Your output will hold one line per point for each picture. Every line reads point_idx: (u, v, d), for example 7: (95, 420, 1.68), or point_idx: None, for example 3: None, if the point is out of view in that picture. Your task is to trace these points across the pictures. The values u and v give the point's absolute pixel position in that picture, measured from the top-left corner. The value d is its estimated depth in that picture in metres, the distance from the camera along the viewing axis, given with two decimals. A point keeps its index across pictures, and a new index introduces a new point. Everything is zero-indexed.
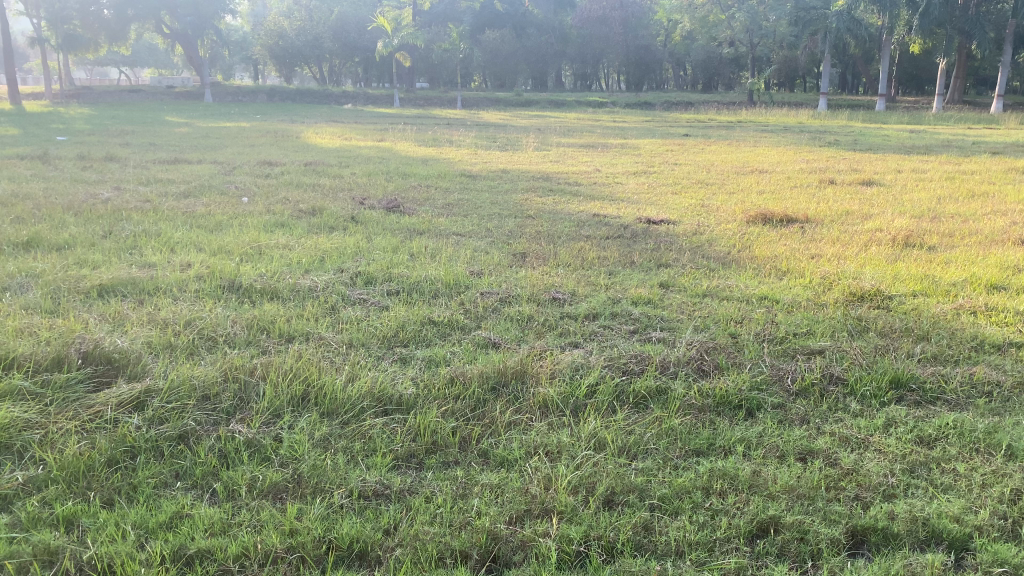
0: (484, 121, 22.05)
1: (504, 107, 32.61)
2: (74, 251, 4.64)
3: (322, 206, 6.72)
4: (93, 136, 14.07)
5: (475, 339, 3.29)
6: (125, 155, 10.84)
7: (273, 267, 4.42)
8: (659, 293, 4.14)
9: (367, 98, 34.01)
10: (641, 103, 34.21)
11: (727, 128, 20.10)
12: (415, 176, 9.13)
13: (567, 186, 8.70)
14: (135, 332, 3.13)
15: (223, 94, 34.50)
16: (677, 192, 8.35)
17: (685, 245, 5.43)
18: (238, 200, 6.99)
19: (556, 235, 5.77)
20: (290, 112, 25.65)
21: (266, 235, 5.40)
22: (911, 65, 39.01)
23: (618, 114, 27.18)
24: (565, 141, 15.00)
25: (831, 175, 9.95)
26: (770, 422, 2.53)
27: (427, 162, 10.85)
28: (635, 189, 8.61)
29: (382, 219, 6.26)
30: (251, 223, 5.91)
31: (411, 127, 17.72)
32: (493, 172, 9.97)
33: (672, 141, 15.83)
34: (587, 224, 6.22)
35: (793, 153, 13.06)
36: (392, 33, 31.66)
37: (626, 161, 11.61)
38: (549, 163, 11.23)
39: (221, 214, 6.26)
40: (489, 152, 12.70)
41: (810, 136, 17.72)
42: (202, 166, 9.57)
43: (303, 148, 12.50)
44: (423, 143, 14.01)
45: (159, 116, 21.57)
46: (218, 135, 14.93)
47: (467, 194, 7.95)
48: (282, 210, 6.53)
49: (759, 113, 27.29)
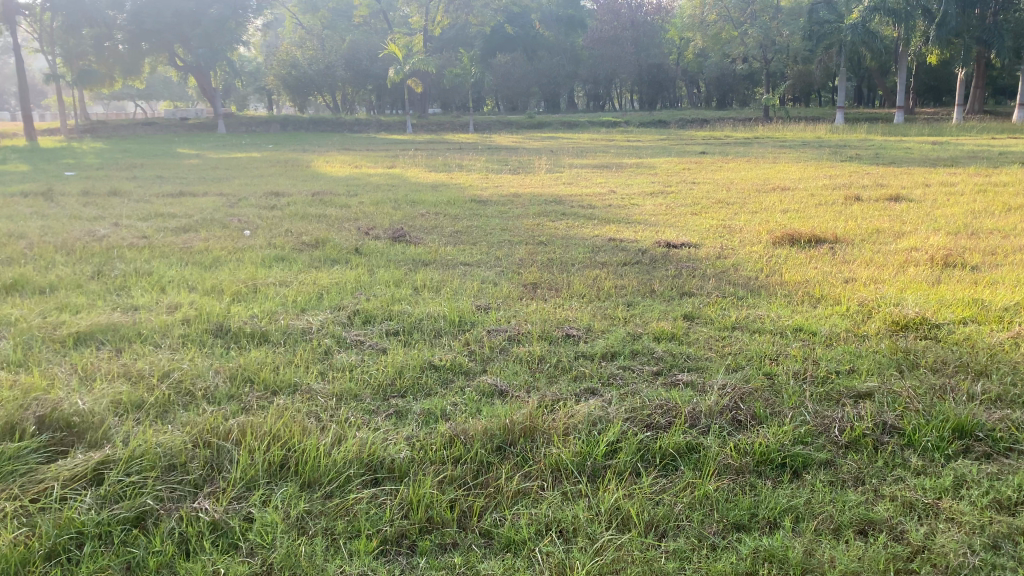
0: (497, 144, 21.84)
1: (517, 130, 32.51)
2: (57, 295, 4.37)
3: (325, 237, 6.45)
4: (103, 170, 13.96)
5: (480, 386, 2.96)
6: (131, 188, 10.66)
7: (265, 306, 4.13)
8: (683, 326, 3.80)
9: (380, 125, 34.00)
10: (655, 122, 33.97)
11: (744, 145, 19.75)
12: (424, 203, 8.84)
13: (581, 210, 8.38)
14: (104, 389, 2.82)
15: (237, 125, 34.62)
16: (696, 213, 8.02)
17: (709, 270, 5.10)
18: (238, 234, 6.73)
19: (569, 262, 5.45)
20: (303, 140, 25.60)
21: (263, 271, 5.13)
22: (928, 76, 38.59)
23: (631, 134, 26.88)
24: (579, 162, 14.70)
25: (856, 190, 9.58)
26: (820, 485, 2.18)
27: (438, 188, 10.57)
28: (653, 210, 8.28)
29: (386, 249, 5.98)
30: (250, 258, 5.64)
31: (424, 153, 17.54)
32: (505, 197, 9.67)
33: (688, 159, 15.53)
34: (602, 250, 5.90)
35: (814, 169, 12.71)
36: (404, 60, 31.69)
37: (642, 181, 11.26)
38: (563, 185, 10.91)
39: (218, 249, 6.00)
40: (501, 175, 12.43)
41: (829, 150, 17.35)
42: (207, 198, 9.35)
43: (312, 176, 12.27)
44: (435, 168, 13.77)
45: (171, 149, 21.51)
46: (227, 166, 14.78)
47: (477, 220, 7.66)
48: (283, 243, 6.27)
49: (776, 129, 26.94)
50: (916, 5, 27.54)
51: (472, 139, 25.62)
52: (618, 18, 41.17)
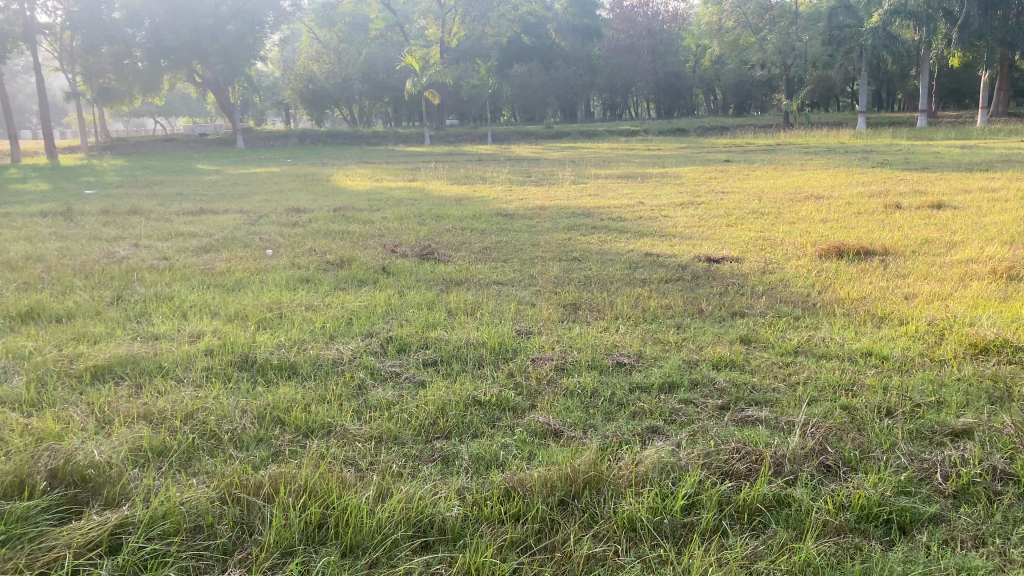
0: (516, 155, 21.64)
1: (535, 140, 32.31)
2: (74, 323, 4.17)
3: (350, 256, 6.23)
4: (123, 188, 13.88)
5: (532, 425, 2.70)
6: (152, 206, 10.54)
7: (292, 334, 3.89)
8: (741, 351, 3.52)
9: (398, 138, 33.94)
10: (674, 130, 33.67)
11: (767, 152, 19.44)
12: (448, 218, 8.62)
13: (611, 222, 8.13)
14: (122, 433, 2.59)
15: (255, 140, 34.69)
16: (732, 224, 7.73)
17: (757, 287, 4.82)
18: (261, 253, 6.52)
19: (607, 280, 5.19)
20: (322, 154, 25.51)
21: (289, 294, 4.91)
22: (950, 79, 38.07)
23: (651, 143, 26.61)
24: (602, 173, 14.44)
25: (893, 198, 9.27)
26: (937, 549, 1.90)
27: (461, 201, 10.35)
28: (686, 222, 8.01)
29: (414, 268, 5.74)
30: (275, 279, 5.42)
31: (444, 165, 17.38)
32: (530, 210, 9.44)
33: (713, 168, 15.25)
34: (640, 266, 5.63)
35: (845, 176, 12.37)
36: (420, 72, 31.64)
37: (670, 191, 11.00)
38: (589, 197, 10.67)
39: (241, 271, 5.79)
40: (525, 187, 12.21)
41: (855, 156, 17.02)
42: (228, 216, 9.18)
43: (333, 191, 12.10)
44: (456, 180, 13.57)
45: (190, 165, 21.49)
46: (247, 182, 14.67)
47: (505, 235, 7.43)
48: (307, 263, 6.05)
49: (798, 135, 26.58)
50: (937, 8, 27.15)
51: (490, 150, 25.48)
52: (634, 27, 40.98)
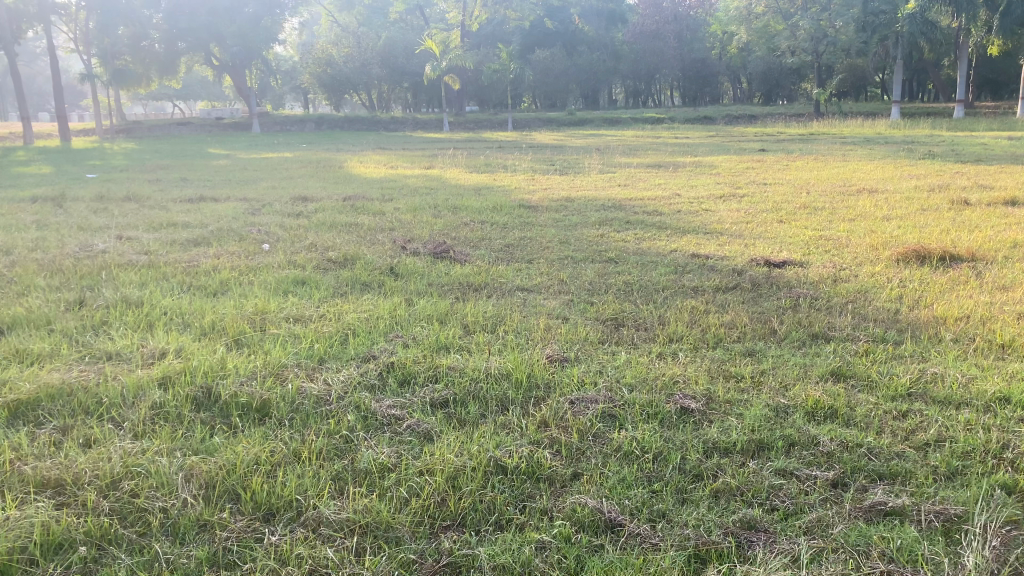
0: (539, 142, 20.84)
1: (557, 127, 31.47)
2: (13, 338, 3.45)
3: (354, 253, 5.49)
4: (127, 172, 13.23)
5: (577, 511, 1.96)
6: (150, 193, 9.85)
7: (274, 357, 3.16)
8: (838, 393, 2.75)
9: (416, 124, 33.21)
10: (701, 118, 32.70)
11: (803, 142, 18.53)
12: (467, 210, 7.87)
13: (647, 216, 7.33)
14: (10, 523, 1.86)
15: (271, 124, 34.03)
16: (783, 221, 6.93)
17: (836, 304, 4.03)
18: (256, 248, 5.80)
19: (653, 289, 4.43)
20: (338, 140, 24.83)
21: (282, 300, 4.19)
22: (987, 69, 36.79)
23: (678, 131, 25.70)
24: (631, 161, 13.60)
25: (955, 192, 8.41)
26: None
27: (481, 191, 9.58)
28: (730, 217, 7.20)
29: (426, 270, 5.00)
30: (268, 282, 4.70)
31: (463, 152, 16.64)
32: (557, 201, 8.67)
33: (749, 157, 14.40)
34: (687, 272, 4.85)
35: (894, 168, 11.51)
36: (440, 56, 30.83)
37: (707, 182, 10.17)
38: (618, 188, 9.87)
39: (230, 269, 5.07)
40: (549, 176, 11.43)
41: (897, 147, 16.09)
42: (228, 204, 8.48)
43: (345, 179, 11.37)
44: (475, 169, 12.81)
45: (202, 149, 20.84)
46: (257, 167, 13.98)
47: (529, 230, 6.65)
48: (306, 260, 5.33)
49: (830, 125, 25.63)
50: None
51: (511, 137, 24.69)
52: (660, 11, 39.87)
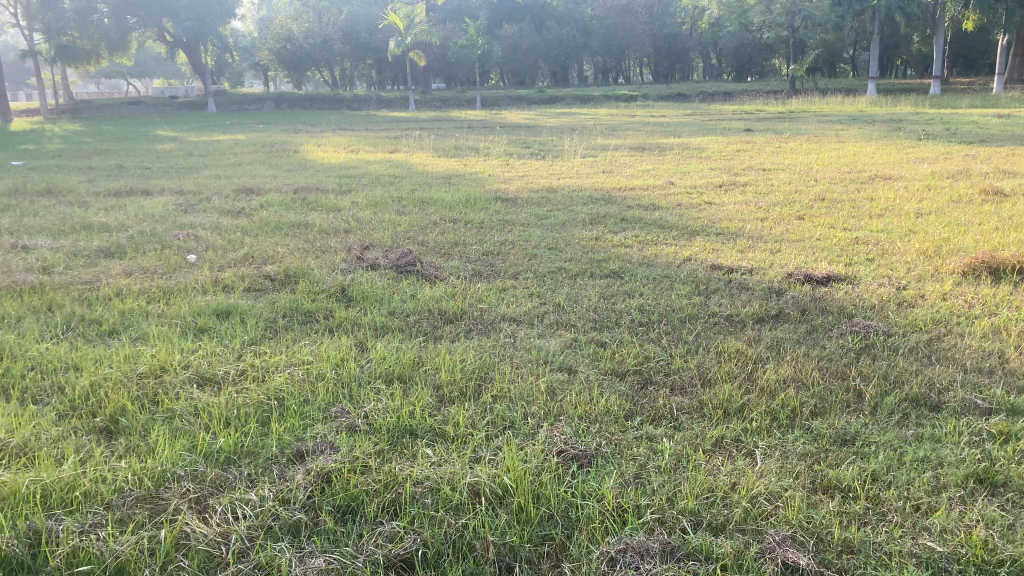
0: (510, 122, 19.81)
1: (527, 105, 30.38)
2: None
3: (297, 267, 4.46)
4: (59, 159, 11.98)
5: None
6: (75, 184, 8.68)
7: (157, 461, 2.15)
8: (1008, 525, 1.83)
9: (381, 102, 31.89)
10: (675, 96, 31.79)
11: (788, 121, 17.69)
12: (437, 204, 6.88)
13: (644, 211, 6.40)
14: None
15: (228, 103, 32.41)
16: (803, 217, 6.00)
17: (922, 345, 3.11)
18: (178, 262, 4.73)
19: (679, 320, 3.48)
20: (297, 120, 23.57)
21: (196, 348, 3.18)
22: (960, 45, 36.34)
23: (654, 110, 24.81)
24: (612, 143, 12.64)
25: (981, 180, 7.54)
26: None
27: (451, 180, 8.58)
28: (740, 212, 6.28)
29: (386, 292, 3.98)
30: (181, 315, 3.65)
31: (430, 134, 15.55)
32: (537, 192, 7.70)
33: (736, 138, 13.51)
34: (715, 293, 3.91)
35: (897, 150, 10.68)
36: (405, 31, 29.51)
37: (699, 168, 9.26)
38: (603, 175, 8.93)
39: (139, 295, 4.02)
40: (525, 162, 10.44)
41: (887, 125, 15.29)
42: (160, 199, 7.36)
43: (301, 165, 10.28)
44: (443, 153, 11.76)
45: (148, 131, 19.49)
46: (204, 153, 12.78)
47: (509, 232, 5.66)
48: (237, 279, 4.29)
49: (809, 102, 24.83)
50: None
51: (481, 116, 23.62)
52: None
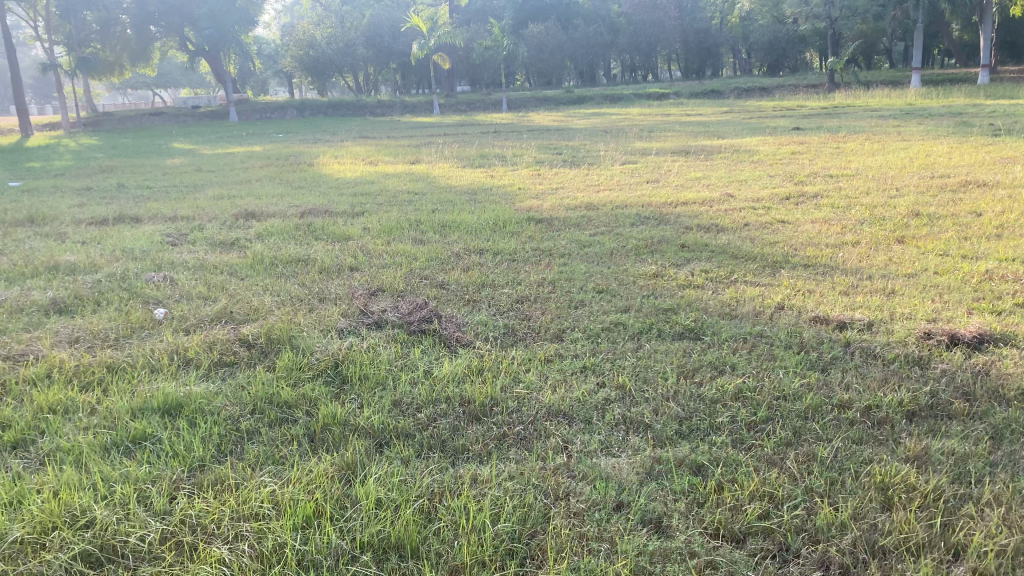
0: (538, 124, 18.83)
1: (555, 106, 29.39)
2: None
3: (283, 328, 3.51)
4: (58, 178, 11.19)
5: None
6: (61, 210, 7.82)
7: None
8: None
9: (405, 107, 31.10)
10: (708, 93, 30.57)
11: (836, 116, 16.53)
12: (461, 229, 5.94)
13: (707, 234, 5.38)
14: None
15: (249, 112, 31.66)
16: (903, 241, 4.95)
17: None
18: (141, 320, 3.80)
19: (800, 420, 2.47)
20: (317, 128, 22.80)
21: (111, 481, 2.22)
22: (1006, 31, 34.73)
23: (689, 107, 23.71)
24: (651, 147, 11.59)
25: None
26: None
27: (477, 196, 7.63)
28: (822, 234, 5.25)
29: (394, 369, 3.02)
30: (113, 417, 2.69)
31: (454, 141, 14.64)
32: (576, 210, 6.73)
33: (788, 138, 12.40)
34: (835, 369, 2.89)
35: (974, 148, 9.55)
36: (428, 34, 28.64)
37: (754, 175, 8.22)
38: (648, 186, 7.91)
39: (75, 377, 3.08)
40: (558, 171, 9.46)
41: (948, 120, 14.07)
42: (147, 227, 6.46)
43: (313, 181, 9.41)
44: (468, 162, 10.82)
45: (164, 143, 18.77)
46: (212, 167, 11.95)
47: (548, 267, 4.68)
48: (206, 348, 3.34)
49: (854, 95, 23.56)
50: None
51: (507, 118, 22.66)
52: None
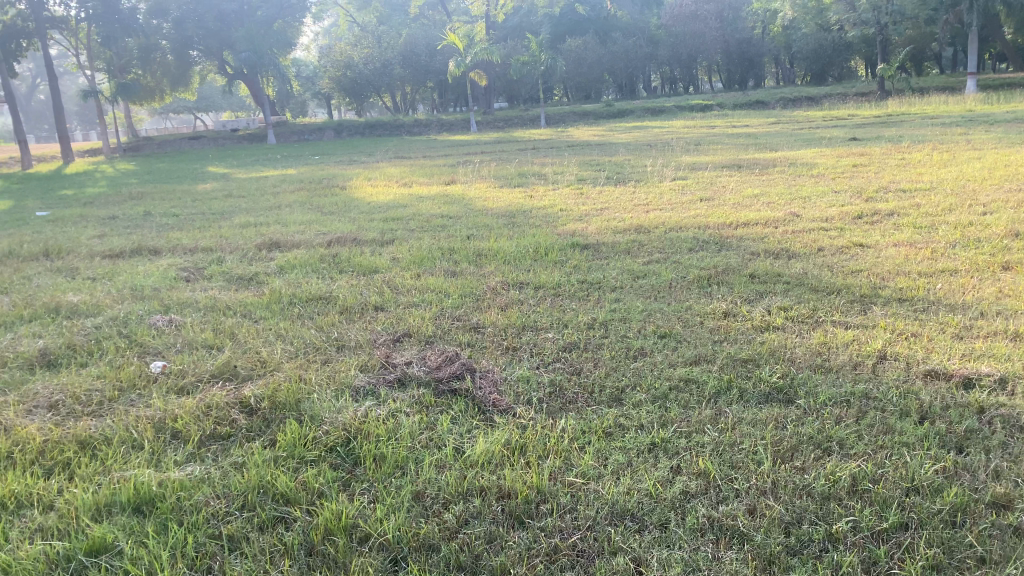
0: (578, 140, 18.27)
1: (594, 121, 28.88)
2: None
3: (291, 388, 2.98)
4: (86, 207, 10.92)
5: None
6: (81, 241, 7.45)
7: None
8: None
9: (442, 125, 30.83)
10: (752, 104, 29.77)
11: (892, 125, 15.71)
12: (498, 258, 5.40)
13: (777, 262, 4.75)
14: None
15: (287, 133, 31.62)
16: (1010, 268, 4.28)
17: None
18: (133, 377, 3.30)
19: (946, 532, 1.87)
20: (353, 149, 22.54)
21: None
22: None
23: (733, 119, 22.98)
24: (698, 162, 10.94)
25: None
26: None
27: (515, 219, 7.08)
28: (909, 260, 4.60)
29: (417, 447, 2.47)
30: (71, 517, 2.17)
31: (491, 159, 14.13)
32: (624, 233, 6.13)
33: (845, 149, 11.66)
34: (974, 448, 2.27)
35: None
36: (465, 52, 28.36)
37: (816, 191, 7.54)
38: (700, 205, 7.28)
39: (39, 456, 2.57)
40: (601, 190, 8.88)
41: (1016, 126, 13.20)
42: (163, 261, 6.03)
43: (343, 205, 8.97)
44: (505, 181, 10.31)
45: (199, 167, 18.59)
46: (242, 192, 11.59)
47: (600, 304, 4.11)
48: (198, 415, 2.81)
49: (907, 103, 22.61)
50: None
51: (545, 134, 22.16)
52: None
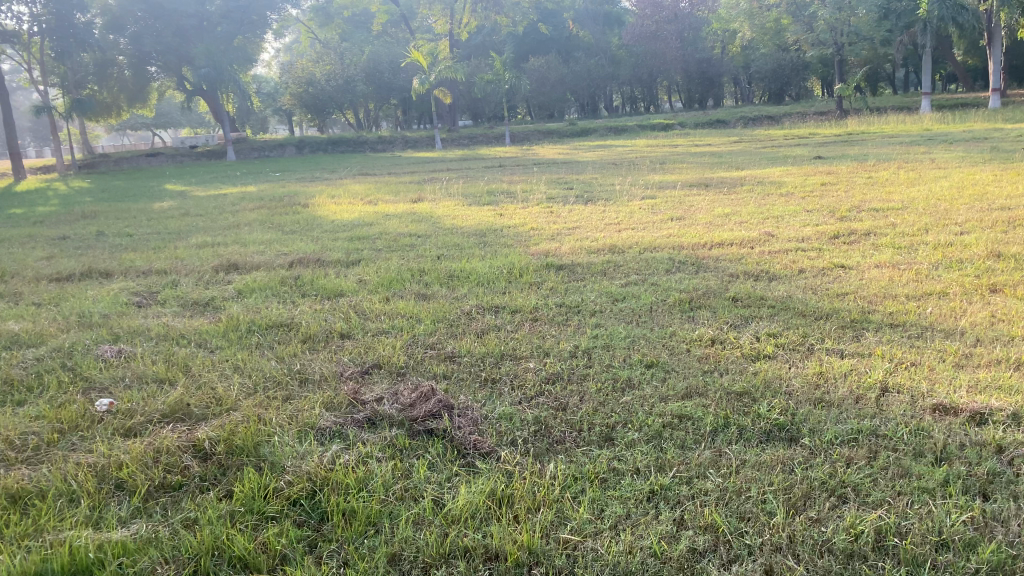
0: (543, 158, 18.15)
1: (558, 139, 28.87)
2: None
3: (250, 430, 2.71)
4: (33, 226, 10.45)
5: None
6: (27, 264, 7.05)
7: None
8: None
9: (406, 143, 30.59)
10: (714, 122, 30.02)
11: (854, 144, 15.85)
12: (469, 280, 5.17)
13: (761, 284, 4.59)
14: None
15: (247, 150, 31.10)
16: (999, 290, 4.17)
17: None
18: (74, 417, 2.99)
19: None
20: (315, 166, 22.19)
21: None
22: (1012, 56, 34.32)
23: (697, 137, 23.09)
24: (666, 180, 10.84)
25: None
26: None
27: (485, 239, 6.86)
28: (894, 281, 4.47)
29: (390, 500, 2.22)
30: None
31: (457, 177, 13.91)
32: (599, 254, 5.95)
33: (811, 167, 11.65)
34: (1001, 495, 2.10)
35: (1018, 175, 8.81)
36: (429, 69, 28.20)
37: (790, 211, 7.44)
38: (673, 224, 7.14)
39: None
40: (571, 208, 8.70)
41: (975, 145, 13.36)
42: (114, 285, 5.68)
43: (305, 224, 8.67)
44: (472, 200, 10.10)
45: (155, 185, 18.08)
46: (200, 210, 11.22)
47: (580, 330, 3.90)
48: (146, 462, 2.53)
49: (866, 122, 22.93)
50: None
51: (509, 152, 22.02)
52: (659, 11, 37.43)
